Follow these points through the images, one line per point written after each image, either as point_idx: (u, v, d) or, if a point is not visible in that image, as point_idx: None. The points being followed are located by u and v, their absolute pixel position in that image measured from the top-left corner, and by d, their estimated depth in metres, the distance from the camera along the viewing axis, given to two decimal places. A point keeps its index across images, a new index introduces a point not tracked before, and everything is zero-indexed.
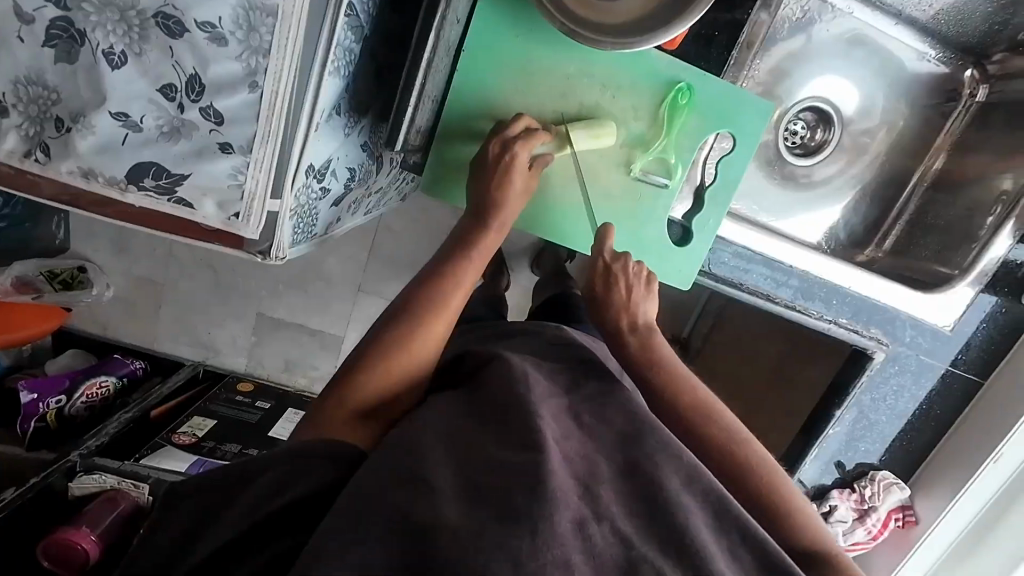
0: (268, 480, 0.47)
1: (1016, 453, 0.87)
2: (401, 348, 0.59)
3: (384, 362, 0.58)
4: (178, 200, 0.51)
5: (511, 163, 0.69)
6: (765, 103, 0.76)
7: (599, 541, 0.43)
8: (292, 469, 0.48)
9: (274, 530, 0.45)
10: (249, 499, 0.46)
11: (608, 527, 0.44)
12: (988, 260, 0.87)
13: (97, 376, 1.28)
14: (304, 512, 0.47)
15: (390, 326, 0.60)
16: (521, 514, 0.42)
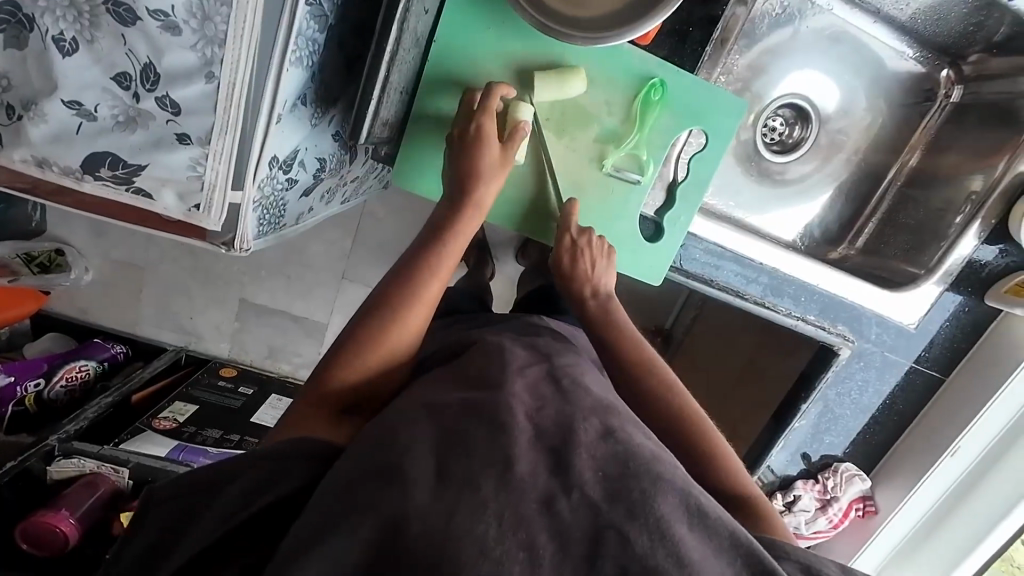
0: (241, 487, 0.49)
1: (973, 446, 0.90)
2: (373, 344, 0.59)
3: (355, 360, 0.58)
4: (137, 190, 0.51)
5: (479, 132, 0.68)
6: (737, 102, 0.76)
7: (566, 514, 0.42)
8: (261, 477, 0.49)
9: (247, 534, 0.47)
10: (225, 503, 0.48)
11: (577, 497, 0.43)
12: (955, 259, 0.89)
13: (76, 360, 1.27)
14: (274, 519, 0.48)
15: (363, 321, 0.60)
16: (489, 499, 0.42)
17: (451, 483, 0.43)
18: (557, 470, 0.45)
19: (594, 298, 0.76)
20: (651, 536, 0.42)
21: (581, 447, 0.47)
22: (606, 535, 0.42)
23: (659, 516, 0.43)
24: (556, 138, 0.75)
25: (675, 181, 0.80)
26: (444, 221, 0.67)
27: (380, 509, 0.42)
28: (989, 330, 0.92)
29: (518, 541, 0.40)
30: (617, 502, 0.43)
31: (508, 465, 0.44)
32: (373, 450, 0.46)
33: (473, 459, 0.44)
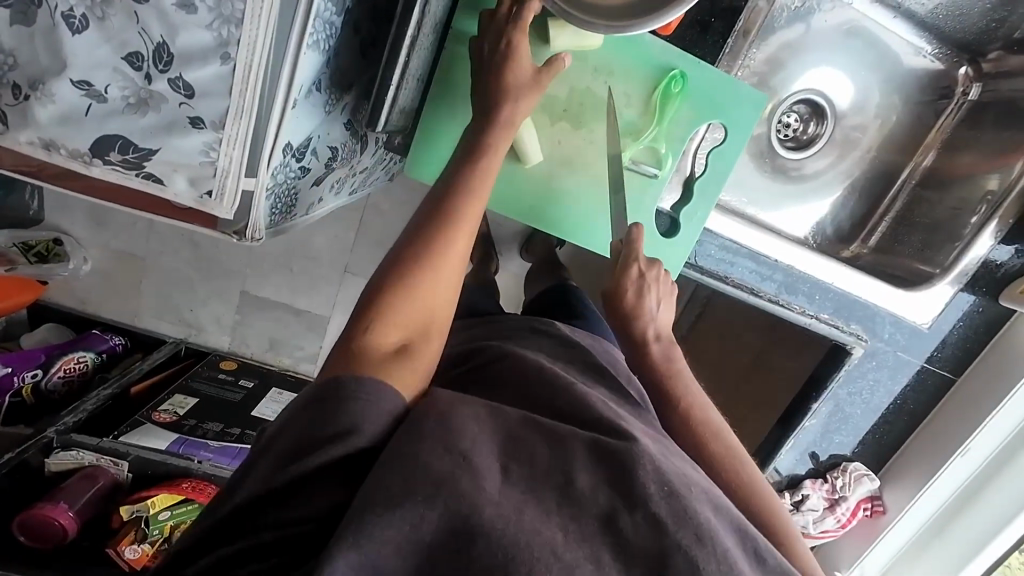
0: (280, 453, 0.45)
1: (984, 446, 0.90)
2: (405, 292, 0.53)
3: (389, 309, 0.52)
4: (147, 176, 0.49)
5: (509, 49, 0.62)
6: (758, 94, 0.74)
7: (631, 533, 0.43)
8: (298, 442, 0.45)
9: (281, 502, 0.43)
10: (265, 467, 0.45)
11: (641, 515, 0.43)
12: (971, 259, 0.89)
13: (75, 351, 1.25)
14: (315, 487, 0.43)
15: (391, 268, 0.54)
16: (553, 511, 0.43)
17: (515, 486, 0.44)
18: (617, 486, 0.45)
19: (656, 342, 0.69)
20: (720, 566, 0.42)
21: (642, 459, 0.46)
22: (674, 555, 0.42)
23: (724, 549, 0.43)
24: (573, 130, 0.74)
25: (692, 176, 0.79)
26: (460, 175, 0.61)
27: (444, 496, 0.41)
28: (1003, 329, 0.91)
29: (585, 552, 0.41)
30: (684, 523, 0.43)
31: (569, 478, 0.45)
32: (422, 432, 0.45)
33: (533, 468, 0.46)
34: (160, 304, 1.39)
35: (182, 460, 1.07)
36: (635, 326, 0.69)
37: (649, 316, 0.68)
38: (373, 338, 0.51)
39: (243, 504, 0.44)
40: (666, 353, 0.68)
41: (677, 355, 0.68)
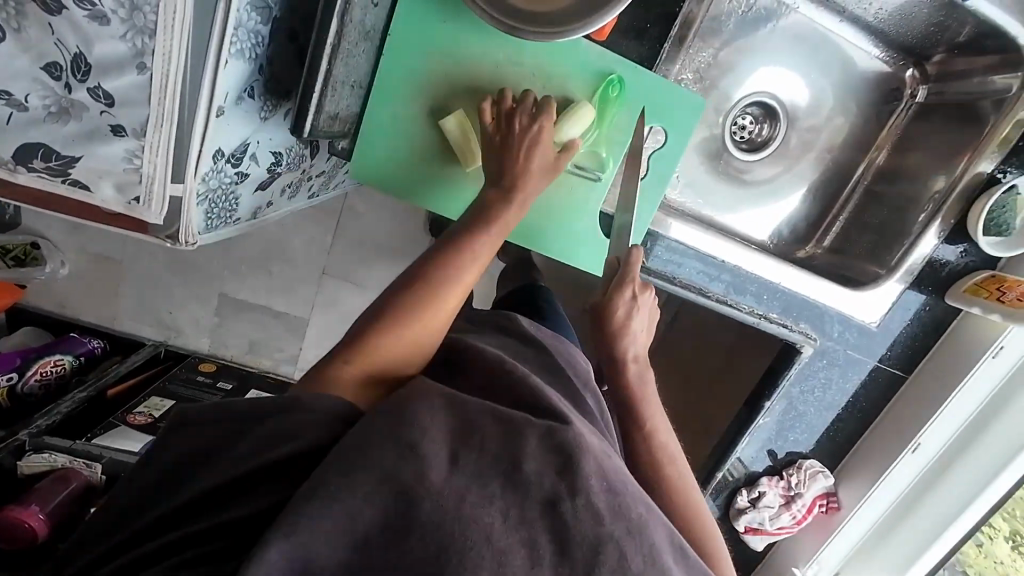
0: (246, 444, 0.48)
1: (934, 443, 0.92)
2: (395, 329, 0.58)
3: (378, 339, 0.57)
4: (74, 182, 0.51)
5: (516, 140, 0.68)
6: (696, 98, 0.76)
7: (572, 520, 0.44)
8: (274, 433, 0.48)
9: (241, 489, 0.46)
10: (230, 453, 0.47)
11: (581, 502, 0.45)
12: (915, 258, 0.90)
13: (52, 354, 1.26)
14: (268, 482, 0.45)
15: (395, 305, 0.59)
16: (496, 494, 0.44)
17: (464, 469, 0.45)
18: (566, 474, 0.46)
19: (634, 362, 0.73)
20: (645, 557, 0.44)
21: (588, 453, 0.48)
22: (607, 546, 0.43)
23: (652, 542, 0.45)
24: None
25: (635, 178, 0.80)
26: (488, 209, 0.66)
27: (396, 479, 0.43)
28: (952, 326, 0.92)
29: (520, 537, 0.42)
30: (619, 516, 0.45)
31: (517, 463, 0.46)
32: (378, 428, 0.47)
33: (486, 454, 0.47)
34: (134, 307, 1.40)
35: None
36: (617, 346, 0.73)
37: (627, 336, 0.73)
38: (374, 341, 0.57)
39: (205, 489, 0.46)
40: (640, 374, 0.73)
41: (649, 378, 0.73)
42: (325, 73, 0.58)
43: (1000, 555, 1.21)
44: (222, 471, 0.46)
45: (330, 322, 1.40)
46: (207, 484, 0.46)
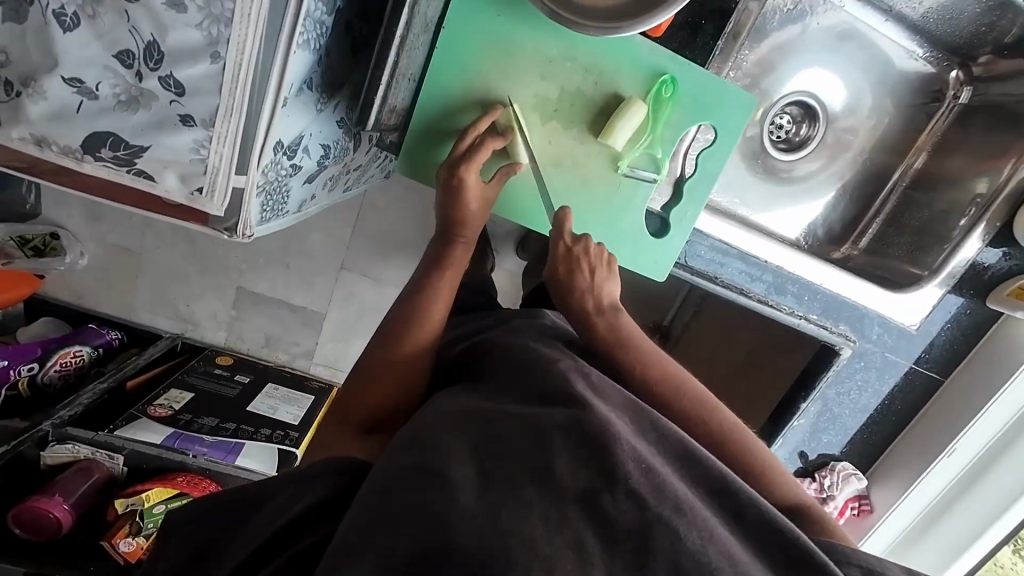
0: (272, 508, 0.52)
1: (970, 448, 0.91)
2: (381, 370, 0.66)
3: (365, 387, 0.66)
4: (138, 172, 0.50)
5: (460, 184, 0.70)
6: (747, 97, 0.75)
7: (614, 510, 0.46)
8: (291, 493, 0.53)
9: (282, 545, 0.51)
10: (258, 522, 0.52)
11: (621, 493, 0.47)
12: (958, 262, 0.89)
13: (71, 345, 1.25)
14: (302, 526, 0.51)
15: (374, 353, 0.67)
16: (534, 500, 0.46)
17: (495, 485, 0.46)
18: (596, 465, 0.48)
19: (599, 314, 0.72)
20: (701, 534, 0.46)
21: (621, 439, 0.51)
22: (656, 528, 0.45)
23: (704, 516, 0.47)
24: (564, 130, 0.75)
25: (682, 177, 0.80)
26: (447, 234, 0.73)
27: (427, 510, 0.45)
28: (990, 332, 0.92)
29: (568, 539, 0.44)
30: (663, 496, 0.47)
31: (548, 466, 0.48)
32: (421, 453, 0.50)
33: (511, 462, 0.49)
34: (155, 299, 1.39)
35: (176, 455, 1.06)
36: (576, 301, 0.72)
37: (588, 289, 0.73)
38: (364, 386, 0.66)
39: (248, 554, 0.50)
40: (611, 325, 0.71)
41: (622, 320, 0.72)
42: (387, 68, 0.59)
43: (1003, 559, 1.20)
44: (257, 535, 0.51)
45: (353, 316, 1.40)
46: (247, 550, 0.51)
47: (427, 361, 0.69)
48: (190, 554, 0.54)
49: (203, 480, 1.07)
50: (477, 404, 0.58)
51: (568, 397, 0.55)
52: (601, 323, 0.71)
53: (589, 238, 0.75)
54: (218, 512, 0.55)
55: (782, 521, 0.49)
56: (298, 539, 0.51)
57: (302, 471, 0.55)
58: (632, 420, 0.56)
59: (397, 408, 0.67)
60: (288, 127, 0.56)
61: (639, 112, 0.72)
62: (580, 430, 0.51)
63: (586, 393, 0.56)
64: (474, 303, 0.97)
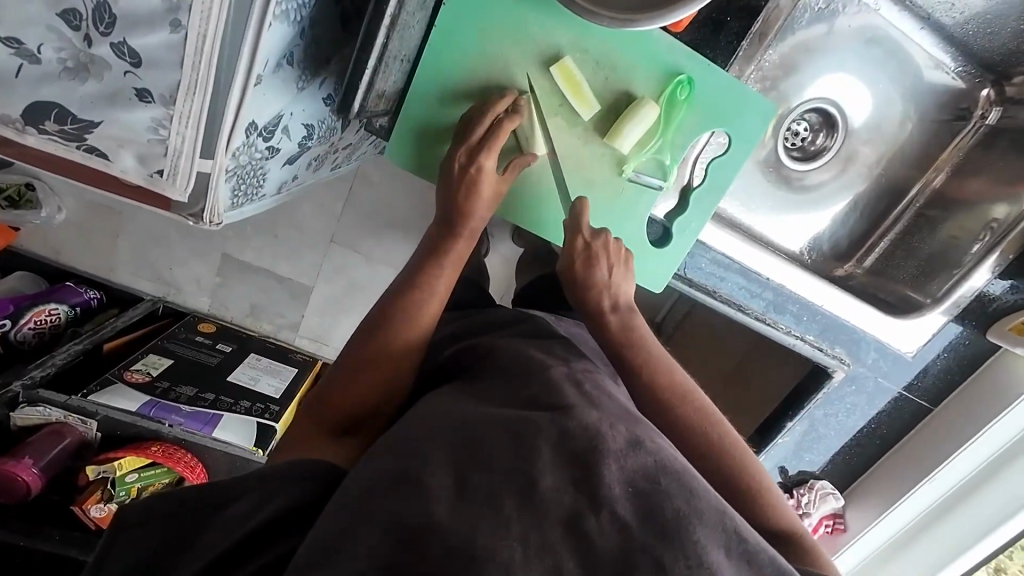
0: (240, 507, 0.49)
1: (949, 476, 0.91)
2: (366, 365, 0.62)
3: (348, 385, 0.61)
4: (90, 149, 0.49)
5: (478, 175, 0.66)
6: (766, 106, 0.72)
7: (597, 536, 0.41)
8: (263, 494, 0.49)
9: (250, 551, 0.47)
10: (226, 522, 0.48)
11: (607, 517, 0.42)
12: (964, 291, 0.86)
13: (46, 303, 1.20)
14: (269, 535, 0.47)
15: (356, 347, 0.63)
16: (512, 517, 0.41)
17: (472, 498, 0.42)
18: (583, 485, 0.44)
19: (614, 313, 0.69)
20: (688, 563, 0.41)
21: (610, 457, 0.46)
22: (638, 557, 0.41)
23: (693, 540, 0.42)
24: (568, 129, 0.71)
25: (690, 186, 0.76)
26: (447, 225, 0.68)
27: (400, 525, 0.41)
28: (984, 365, 0.90)
29: (547, 566, 0.39)
30: (650, 521, 0.42)
31: (531, 481, 0.43)
32: (402, 462, 0.46)
33: (495, 473, 0.44)
34: (134, 262, 1.33)
35: (151, 423, 1.01)
36: (594, 299, 0.69)
37: (604, 286, 0.69)
38: (346, 384, 0.61)
39: (217, 555, 0.47)
40: (623, 322, 0.68)
41: (636, 322, 0.69)
42: (376, 49, 0.55)
43: None
44: (224, 538, 0.47)
45: (339, 295, 1.36)
46: (212, 554, 0.47)
47: (414, 358, 0.65)
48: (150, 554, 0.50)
49: (178, 450, 1.01)
50: (457, 407, 0.55)
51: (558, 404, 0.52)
52: (614, 322, 0.68)
53: (611, 235, 0.71)
54: (178, 507, 0.50)
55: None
56: (270, 545, 0.47)
57: (271, 471, 0.51)
58: (628, 429, 0.50)
59: (383, 406, 0.63)
60: (264, 109, 0.53)
61: (650, 114, 0.69)
62: (568, 444, 0.47)
63: (579, 402, 0.52)
64: (468, 298, 0.93)
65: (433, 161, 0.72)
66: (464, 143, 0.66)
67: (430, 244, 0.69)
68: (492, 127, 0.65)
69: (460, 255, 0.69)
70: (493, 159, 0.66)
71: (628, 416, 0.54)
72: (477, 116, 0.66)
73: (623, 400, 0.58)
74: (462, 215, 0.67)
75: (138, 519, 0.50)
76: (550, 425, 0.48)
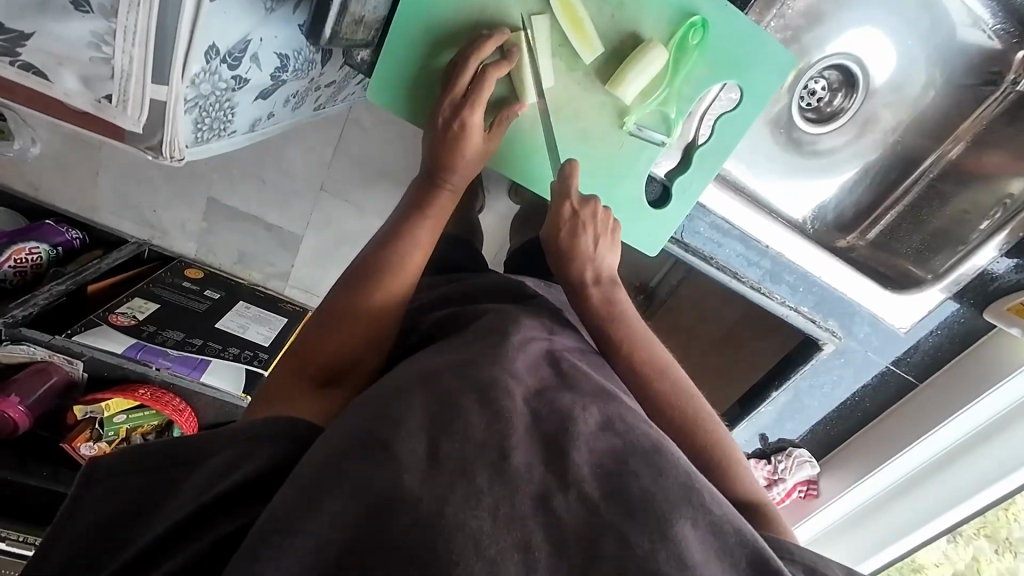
0: (216, 465, 0.47)
1: (926, 451, 0.92)
2: (345, 317, 0.59)
3: (323, 344, 0.59)
4: (26, 67, 0.47)
5: (461, 131, 0.62)
6: (784, 58, 0.66)
7: (563, 514, 0.40)
8: (241, 451, 0.48)
9: (222, 510, 0.45)
10: (198, 480, 0.47)
11: (573, 495, 0.41)
12: (968, 267, 0.83)
13: (26, 241, 1.12)
14: (247, 494, 0.46)
15: (333, 302, 0.60)
16: (484, 489, 0.40)
17: (445, 466, 0.41)
18: (552, 463, 0.43)
19: (593, 273, 0.66)
20: (653, 538, 0.39)
21: (579, 440, 0.45)
22: (602, 536, 0.39)
23: (660, 514, 0.41)
24: (567, 73, 0.65)
25: (695, 143, 0.71)
26: (434, 180, 0.65)
27: (369, 492, 0.40)
28: (976, 345, 0.89)
29: (513, 538, 0.38)
30: (618, 501, 0.41)
31: (503, 454, 0.42)
32: (361, 424, 0.45)
33: (469, 443, 0.43)
34: (114, 202, 1.27)
35: (138, 365, 0.99)
36: (569, 255, 0.66)
37: (589, 258, 0.66)
38: (318, 343, 0.59)
39: (187, 514, 0.44)
40: (602, 284, 0.66)
41: (619, 296, 0.66)
42: None
43: None
44: (196, 498, 0.45)
45: (328, 245, 1.32)
46: (179, 514, 0.45)
47: (393, 319, 0.62)
48: (115, 510, 0.47)
49: (167, 394, 1.01)
50: (433, 365, 0.52)
51: (529, 384, 0.50)
52: (596, 295, 0.66)
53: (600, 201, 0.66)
54: (151, 462, 0.49)
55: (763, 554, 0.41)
56: (242, 508, 0.45)
57: (249, 429, 0.49)
58: (600, 409, 0.49)
59: (359, 365, 0.61)
60: (229, 32, 0.49)
61: (656, 59, 0.63)
62: (539, 423, 0.46)
63: (549, 383, 0.52)
64: (456, 260, 0.90)
65: (424, 105, 0.66)
66: (447, 93, 0.62)
67: (417, 194, 0.66)
68: (478, 77, 0.60)
69: (445, 211, 0.66)
70: (477, 116, 0.61)
71: (603, 394, 0.52)
72: (462, 60, 0.61)
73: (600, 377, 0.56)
74: (447, 169, 0.64)
75: (101, 480, 0.48)
76: (521, 404, 0.47)
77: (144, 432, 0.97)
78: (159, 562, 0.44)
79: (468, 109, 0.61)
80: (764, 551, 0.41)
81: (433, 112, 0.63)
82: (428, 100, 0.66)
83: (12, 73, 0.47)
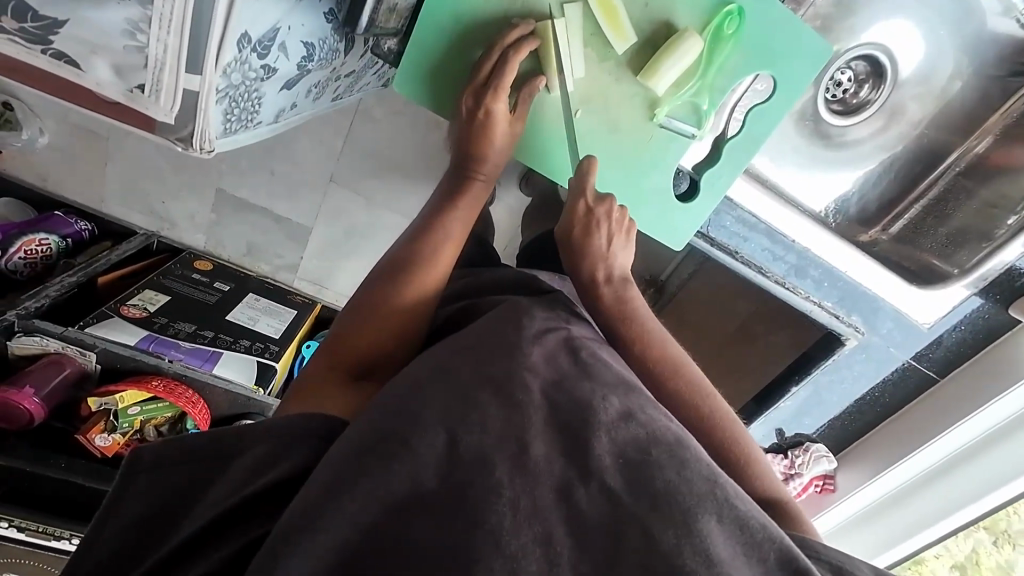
0: (248, 463, 0.47)
1: (947, 447, 0.91)
2: (377, 309, 0.58)
3: (354, 342, 0.58)
4: (57, 55, 0.46)
5: (487, 118, 0.61)
6: (822, 47, 0.65)
7: (584, 506, 0.40)
8: (271, 451, 0.47)
9: (254, 511, 0.45)
10: (230, 480, 0.46)
11: (595, 487, 0.41)
12: (994, 263, 0.82)
13: (36, 232, 1.11)
14: (278, 496, 0.45)
15: (364, 299, 0.60)
16: (503, 484, 0.39)
17: (462, 462, 0.41)
18: (574, 455, 0.43)
19: (607, 283, 0.67)
20: (677, 532, 0.38)
21: (601, 428, 0.45)
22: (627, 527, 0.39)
23: (684, 508, 0.40)
24: (599, 63, 0.64)
25: (724, 135, 0.71)
26: (462, 178, 0.65)
27: (387, 491, 0.39)
28: (999, 341, 0.87)
29: (537, 531, 0.38)
30: (641, 493, 0.41)
31: (523, 447, 0.42)
32: (383, 419, 0.44)
33: (485, 433, 0.43)
34: (123, 193, 1.26)
35: (151, 358, 0.98)
36: (586, 266, 0.67)
37: (601, 257, 0.67)
38: (351, 341, 0.58)
39: (220, 513, 0.44)
40: (617, 292, 0.66)
41: (630, 293, 0.67)
42: None
43: None
44: (228, 497, 0.45)
45: (338, 237, 1.31)
46: (212, 513, 0.44)
47: (422, 317, 0.61)
48: (147, 509, 0.47)
49: (179, 385, 0.99)
50: (450, 358, 0.51)
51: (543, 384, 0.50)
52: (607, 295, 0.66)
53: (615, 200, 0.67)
54: (182, 458, 0.48)
55: (791, 554, 0.40)
56: (275, 507, 0.45)
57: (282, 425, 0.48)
58: (620, 401, 0.48)
59: (390, 363, 0.60)
60: (261, 19, 0.48)
61: (691, 50, 0.62)
62: (557, 414, 0.46)
63: (568, 372, 0.50)
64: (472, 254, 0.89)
65: (447, 97, 0.65)
66: (473, 81, 0.61)
67: (446, 189, 0.65)
68: (502, 60, 0.59)
69: (471, 207, 0.65)
70: (500, 102, 0.60)
71: (622, 386, 0.51)
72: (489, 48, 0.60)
73: (621, 368, 0.55)
74: (475, 162, 0.64)
75: (137, 474, 0.48)
76: (538, 395, 0.47)
77: (158, 424, 0.97)
78: (189, 561, 0.44)
79: (493, 95, 0.60)
80: (792, 551, 0.40)
81: (459, 102, 0.62)
82: (452, 90, 0.65)
83: (41, 63, 0.46)
